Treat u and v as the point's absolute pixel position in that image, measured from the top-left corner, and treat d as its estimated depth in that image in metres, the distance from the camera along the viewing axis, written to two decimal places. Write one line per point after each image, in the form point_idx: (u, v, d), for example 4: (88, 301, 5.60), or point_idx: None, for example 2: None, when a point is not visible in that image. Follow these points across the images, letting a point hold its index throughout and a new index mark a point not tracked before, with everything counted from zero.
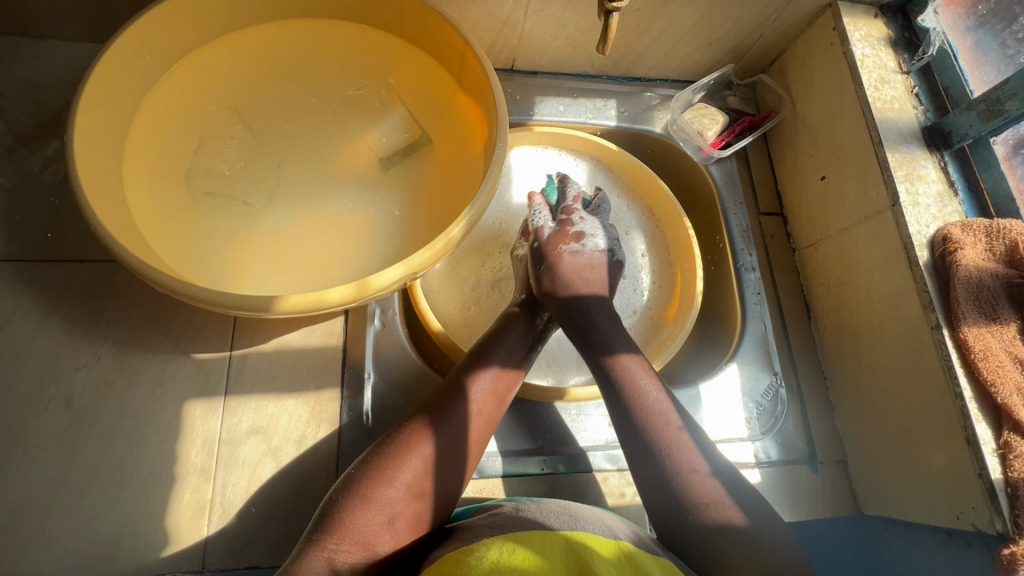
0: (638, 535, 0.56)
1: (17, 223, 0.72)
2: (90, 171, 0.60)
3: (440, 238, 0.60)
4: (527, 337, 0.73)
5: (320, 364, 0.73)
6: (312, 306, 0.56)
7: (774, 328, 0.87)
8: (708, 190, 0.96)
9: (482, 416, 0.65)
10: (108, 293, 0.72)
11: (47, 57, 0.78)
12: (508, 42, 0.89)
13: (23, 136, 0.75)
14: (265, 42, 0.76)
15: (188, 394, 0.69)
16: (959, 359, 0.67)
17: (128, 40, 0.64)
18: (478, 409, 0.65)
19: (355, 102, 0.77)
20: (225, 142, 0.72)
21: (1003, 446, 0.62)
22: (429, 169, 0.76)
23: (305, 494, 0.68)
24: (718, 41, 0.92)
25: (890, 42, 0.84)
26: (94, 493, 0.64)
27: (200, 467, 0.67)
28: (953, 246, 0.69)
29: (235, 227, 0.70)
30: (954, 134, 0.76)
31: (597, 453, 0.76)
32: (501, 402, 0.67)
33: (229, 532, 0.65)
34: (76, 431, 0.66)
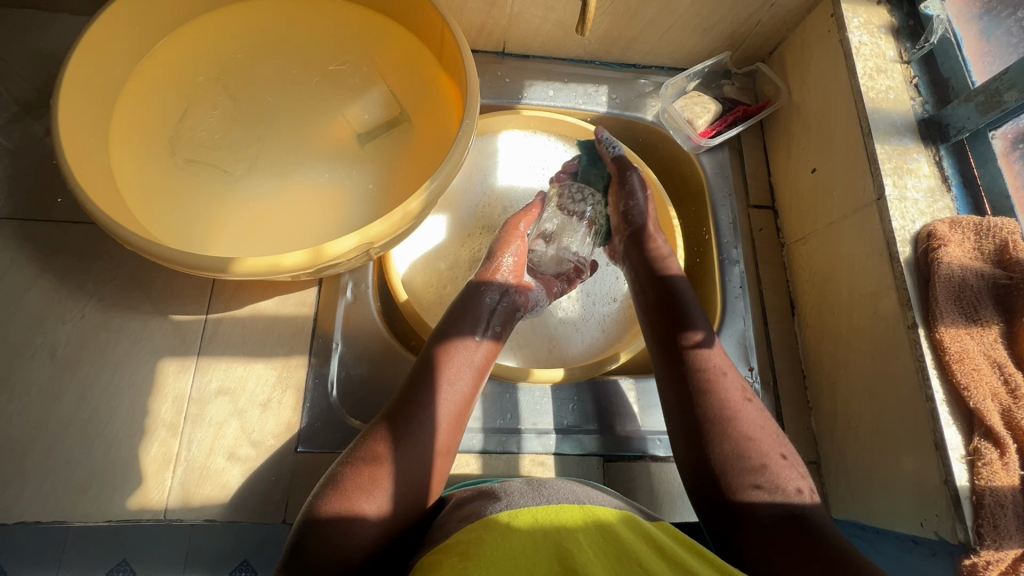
0: (605, 498, 0.56)
1: (17, 184, 0.77)
2: (74, 133, 0.63)
3: (398, 210, 0.61)
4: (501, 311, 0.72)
5: (290, 331, 0.76)
6: (267, 270, 0.58)
7: (754, 324, 0.84)
8: (698, 180, 0.94)
9: (458, 391, 0.64)
10: (96, 253, 0.76)
11: (54, 29, 0.83)
12: (497, 23, 0.89)
13: (27, 102, 0.79)
14: (255, 18, 0.78)
15: (163, 352, 0.73)
16: (934, 361, 0.64)
17: (118, 10, 0.67)
18: (453, 382, 0.64)
19: (338, 78, 0.79)
20: (210, 113, 0.75)
21: (973, 453, 0.59)
22: (405, 145, 0.77)
23: (265, 455, 0.70)
24: (713, 28, 0.90)
25: (892, 31, 0.80)
26: (69, 439, 0.68)
27: (169, 422, 0.70)
28: (937, 243, 0.66)
29: (214, 194, 0.72)
30: (951, 127, 0.73)
31: (558, 437, 0.76)
32: (478, 373, 0.66)
33: (191, 485, 0.68)
34: (58, 381, 0.70)
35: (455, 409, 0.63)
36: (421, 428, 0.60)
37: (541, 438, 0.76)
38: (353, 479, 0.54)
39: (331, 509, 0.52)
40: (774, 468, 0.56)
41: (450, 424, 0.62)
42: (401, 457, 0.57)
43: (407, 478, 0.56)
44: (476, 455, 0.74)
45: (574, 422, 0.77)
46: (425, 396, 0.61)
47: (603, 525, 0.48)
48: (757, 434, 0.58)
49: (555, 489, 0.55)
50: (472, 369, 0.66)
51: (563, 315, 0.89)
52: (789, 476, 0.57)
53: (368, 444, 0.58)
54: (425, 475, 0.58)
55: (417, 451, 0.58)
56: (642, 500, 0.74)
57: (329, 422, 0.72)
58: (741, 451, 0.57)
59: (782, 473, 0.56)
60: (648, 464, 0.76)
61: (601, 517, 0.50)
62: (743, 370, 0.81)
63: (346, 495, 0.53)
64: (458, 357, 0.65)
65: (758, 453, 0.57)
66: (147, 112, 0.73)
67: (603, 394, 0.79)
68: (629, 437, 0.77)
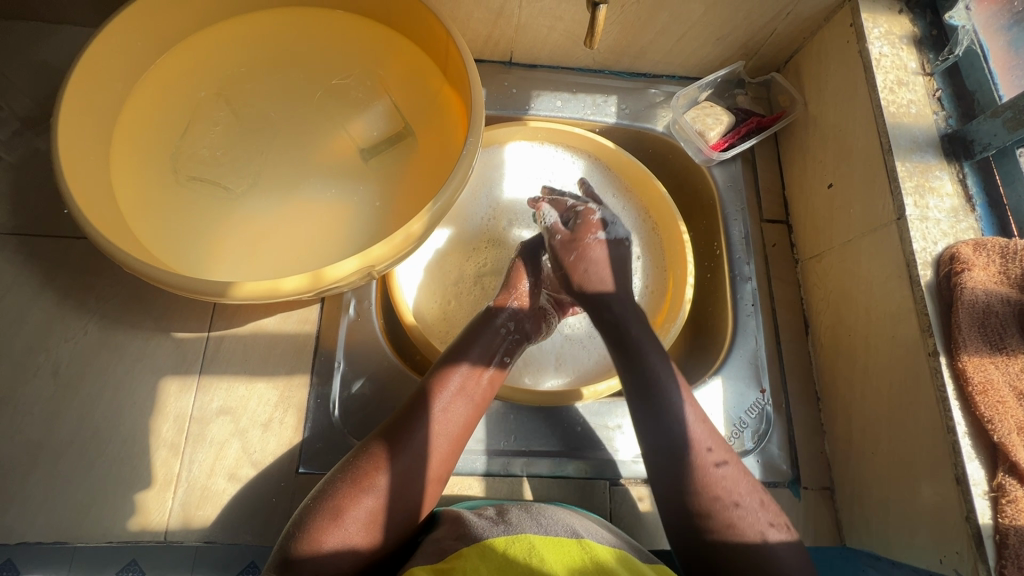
0: (598, 530, 0.55)
1: (20, 199, 0.76)
2: (74, 151, 0.63)
3: (400, 233, 0.60)
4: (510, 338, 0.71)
5: (292, 350, 0.75)
6: (266, 294, 0.57)
7: (767, 344, 0.82)
8: (709, 193, 0.91)
9: (456, 423, 0.63)
10: (98, 270, 0.75)
11: (58, 42, 0.82)
12: (504, 33, 0.87)
13: (31, 117, 0.79)
14: (258, 30, 0.77)
15: (165, 371, 0.72)
16: (956, 391, 0.61)
17: (118, 26, 0.66)
18: (451, 414, 0.63)
19: (341, 92, 0.77)
20: (213, 128, 0.74)
21: (996, 489, 0.57)
22: (409, 160, 0.75)
23: (266, 477, 0.69)
24: (726, 37, 0.87)
25: (914, 41, 0.77)
26: (70, 458, 0.68)
27: (170, 442, 0.69)
28: (960, 266, 0.63)
29: (215, 211, 0.71)
30: (976, 143, 0.70)
31: (563, 459, 0.74)
32: (477, 405, 0.65)
33: (192, 507, 0.67)
34: (60, 399, 0.70)
35: (453, 431, 0.62)
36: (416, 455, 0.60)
37: (546, 461, 0.74)
38: (347, 510, 0.54)
39: (324, 543, 0.52)
40: (728, 518, 0.56)
41: (443, 454, 0.61)
42: (396, 489, 0.57)
43: (401, 510, 0.57)
44: (479, 478, 0.73)
45: (580, 444, 0.76)
46: (421, 428, 0.60)
47: (591, 558, 0.48)
48: (719, 483, 0.58)
49: (551, 520, 0.54)
50: (473, 397, 0.65)
51: (570, 332, 0.88)
52: (753, 521, 0.56)
53: (361, 473, 0.57)
54: (417, 504, 0.58)
55: (409, 483, 0.58)
56: (650, 526, 0.72)
57: (331, 443, 0.71)
58: (705, 499, 0.57)
59: (743, 521, 0.56)
60: None
61: (591, 550, 0.49)
62: (755, 392, 0.79)
63: (332, 523, 0.54)
64: (456, 383, 0.64)
65: (718, 502, 0.57)
66: (149, 128, 0.72)
67: (609, 415, 0.78)
68: (637, 460, 0.75)
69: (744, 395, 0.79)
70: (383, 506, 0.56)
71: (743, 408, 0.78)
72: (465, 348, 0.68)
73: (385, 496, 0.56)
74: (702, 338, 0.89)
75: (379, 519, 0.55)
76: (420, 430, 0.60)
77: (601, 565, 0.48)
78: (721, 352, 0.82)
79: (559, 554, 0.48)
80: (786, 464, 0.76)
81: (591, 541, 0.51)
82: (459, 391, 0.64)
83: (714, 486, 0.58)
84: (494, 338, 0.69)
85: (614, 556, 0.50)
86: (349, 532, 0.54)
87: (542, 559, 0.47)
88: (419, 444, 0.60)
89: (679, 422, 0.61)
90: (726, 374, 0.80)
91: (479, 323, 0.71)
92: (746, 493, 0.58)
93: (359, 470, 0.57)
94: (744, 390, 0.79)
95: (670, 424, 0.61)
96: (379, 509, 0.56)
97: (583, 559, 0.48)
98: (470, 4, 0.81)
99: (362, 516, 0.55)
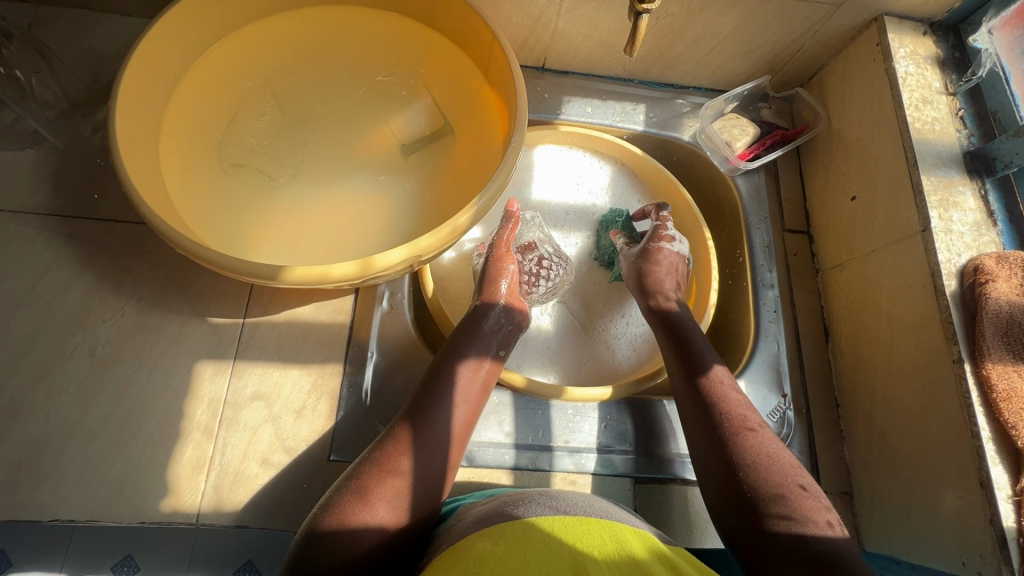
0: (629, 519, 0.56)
1: (63, 181, 0.77)
2: (128, 134, 0.64)
3: (447, 225, 0.61)
4: (504, 328, 0.74)
5: (326, 339, 0.76)
6: (316, 279, 0.58)
7: (788, 349, 0.84)
8: (733, 202, 0.94)
9: (466, 401, 0.66)
10: (137, 253, 0.76)
11: (106, 29, 0.84)
12: (540, 39, 0.89)
13: (77, 102, 0.80)
14: (304, 26, 0.79)
15: (200, 355, 0.73)
16: (980, 397, 0.63)
17: (175, 16, 0.67)
18: (461, 393, 0.66)
19: (384, 88, 0.79)
20: (257, 119, 0.76)
21: (1020, 493, 0.59)
22: (447, 158, 0.77)
23: (297, 462, 0.69)
24: (755, 52, 0.90)
25: (938, 62, 0.81)
26: (104, 439, 0.68)
27: (203, 425, 0.70)
28: (984, 278, 0.66)
29: (257, 199, 0.73)
30: (998, 161, 0.72)
31: (590, 456, 0.76)
32: (485, 388, 0.69)
33: (224, 490, 0.67)
34: (97, 379, 0.70)
35: (466, 410, 0.65)
36: (439, 437, 0.62)
37: (573, 457, 0.75)
38: (376, 491, 0.55)
39: (355, 521, 0.53)
40: (795, 501, 0.56)
41: (457, 441, 0.63)
42: (421, 471, 0.58)
43: (424, 491, 0.58)
44: (508, 471, 0.74)
45: (606, 442, 0.77)
46: (439, 412, 0.63)
47: (628, 554, 0.48)
48: (784, 470, 0.59)
49: (574, 505, 0.55)
50: (480, 382, 0.68)
51: (595, 333, 0.89)
52: (817, 509, 0.56)
53: (384, 457, 0.58)
54: (439, 487, 0.60)
55: (432, 465, 0.59)
56: (674, 522, 0.73)
57: (362, 432, 0.72)
58: (762, 482, 0.57)
59: (810, 506, 0.55)
60: (681, 488, 0.75)
61: (628, 545, 0.49)
62: (777, 397, 0.80)
63: (357, 506, 0.54)
64: (465, 374, 0.67)
65: (779, 483, 0.57)
66: (195, 116, 0.73)
67: (635, 415, 0.79)
68: (662, 460, 0.76)
69: (766, 400, 0.80)
70: (409, 487, 0.57)
71: (765, 411, 0.79)
72: (468, 342, 0.70)
73: (410, 477, 0.57)
74: (725, 343, 0.90)
75: (406, 500, 0.56)
76: (437, 419, 0.62)
77: (637, 559, 0.47)
78: (743, 357, 0.84)
79: (580, 533, 0.49)
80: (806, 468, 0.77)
81: (627, 535, 0.51)
82: (469, 384, 0.67)
83: (776, 470, 0.58)
84: (490, 335, 0.72)
85: (650, 553, 0.49)
86: (379, 511, 0.54)
87: (563, 535, 0.48)
88: (437, 432, 0.62)
89: (729, 413, 0.64)
90: (749, 378, 0.81)
91: (469, 321, 0.74)
92: (810, 484, 0.58)
93: (382, 455, 0.58)
94: (766, 394, 0.80)
95: (715, 416, 0.64)
96: (406, 491, 0.57)
97: (618, 551, 0.48)
98: (510, 9, 0.83)
99: (390, 496, 0.55)
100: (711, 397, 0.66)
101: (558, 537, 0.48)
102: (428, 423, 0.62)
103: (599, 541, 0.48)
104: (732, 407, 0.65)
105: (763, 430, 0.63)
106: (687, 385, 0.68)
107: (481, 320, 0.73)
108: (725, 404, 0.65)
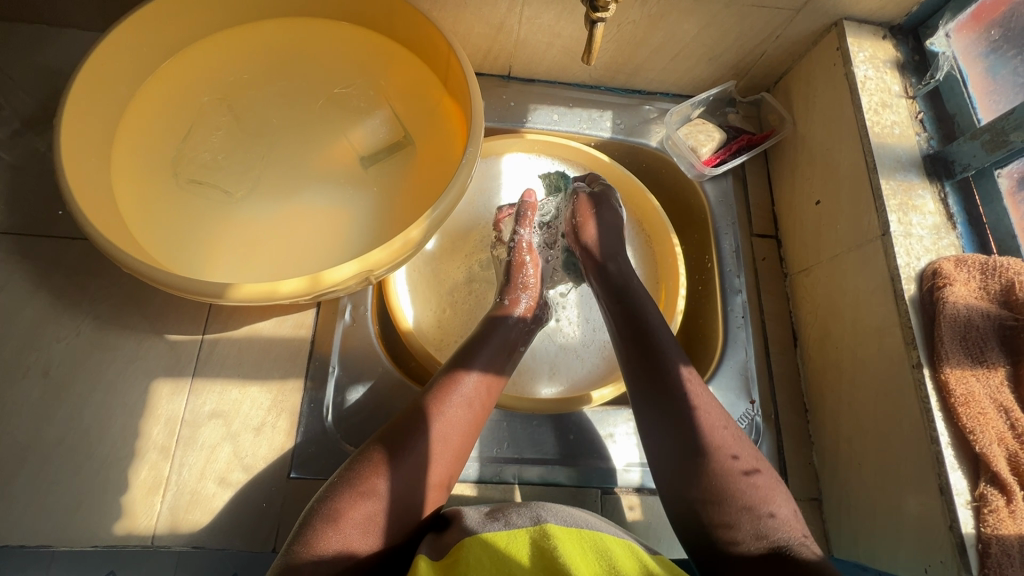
0: (604, 522, 0.54)
1: (16, 199, 0.76)
2: (74, 151, 0.63)
3: (398, 238, 0.61)
4: (509, 341, 0.73)
5: (287, 354, 0.75)
6: (264, 296, 0.58)
7: (756, 355, 0.83)
8: (701, 207, 0.93)
9: (460, 421, 0.63)
10: (93, 270, 0.75)
11: (62, 45, 0.83)
12: (503, 48, 0.89)
13: (31, 119, 0.79)
14: (261, 38, 0.78)
15: (157, 373, 0.72)
16: (939, 402, 0.63)
17: (124, 31, 0.67)
18: (456, 412, 0.63)
19: (343, 100, 0.79)
20: (212, 132, 0.75)
21: (978, 499, 0.58)
22: (408, 169, 0.76)
23: (256, 481, 0.68)
24: (719, 57, 0.90)
25: (897, 66, 0.81)
26: (57, 461, 0.67)
27: (160, 445, 0.69)
28: (942, 282, 0.65)
29: (213, 214, 0.72)
30: (957, 164, 0.72)
31: (554, 467, 0.75)
32: (483, 406, 0.66)
33: (181, 511, 0.66)
34: (50, 400, 0.69)
35: (458, 428, 0.63)
36: (421, 457, 0.59)
37: (537, 468, 0.74)
38: (346, 514, 0.53)
39: (323, 550, 0.51)
40: (760, 523, 0.54)
41: (446, 459, 0.61)
42: (398, 491, 0.57)
43: (401, 513, 0.56)
44: (471, 484, 0.73)
45: (572, 452, 0.76)
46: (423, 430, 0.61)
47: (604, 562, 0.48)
48: (749, 493, 0.56)
49: (552, 511, 0.53)
50: (473, 401, 0.65)
51: (564, 341, 0.89)
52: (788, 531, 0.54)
53: (360, 477, 0.56)
54: (417, 507, 0.58)
55: (411, 487, 0.58)
56: (639, 531, 0.73)
57: (323, 448, 0.71)
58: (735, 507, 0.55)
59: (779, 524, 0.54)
60: (646, 498, 0.74)
61: (610, 556, 0.48)
62: (745, 403, 0.80)
63: (325, 530, 0.52)
64: (460, 388, 0.65)
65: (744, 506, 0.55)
66: (150, 131, 0.73)
67: (601, 424, 0.78)
68: (628, 469, 0.75)
69: (734, 406, 0.80)
70: (383, 510, 0.55)
71: (733, 418, 0.79)
72: (471, 355, 0.69)
73: (384, 500, 0.56)
74: (695, 348, 0.90)
75: (378, 525, 0.54)
76: (421, 439, 0.60)
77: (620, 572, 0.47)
78: (711, 364, 0.83)
79: (562, 540, 0.49)
80: None
81: (610, 543, 0.50)
82: (460, 400, 0.64)
83: (742, 496, 0.56)
84: (496, 349, 0.71)
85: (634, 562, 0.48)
86: (349, 536, 0.53)
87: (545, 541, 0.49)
88: (421, 450, 0.60)
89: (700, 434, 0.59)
90: (717, 385, 0.81)
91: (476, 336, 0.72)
92: (781, 505, 0.56)
93: (358, 475, 0.56)
94: (734, 401, 0.80)
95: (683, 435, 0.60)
96: (379, 514, 0.55)
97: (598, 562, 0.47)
98: (470, 17, 0.83)
99: (361, 521, 0.54)
100: (676, 414, 0.61)
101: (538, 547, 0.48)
102: (413, 439, 0.60)
103: (579, 550, 0.48)
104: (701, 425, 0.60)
105: (736, 451, 0.59)
106: (647, 399, 0.63)
107: (490, 334, 0.72)
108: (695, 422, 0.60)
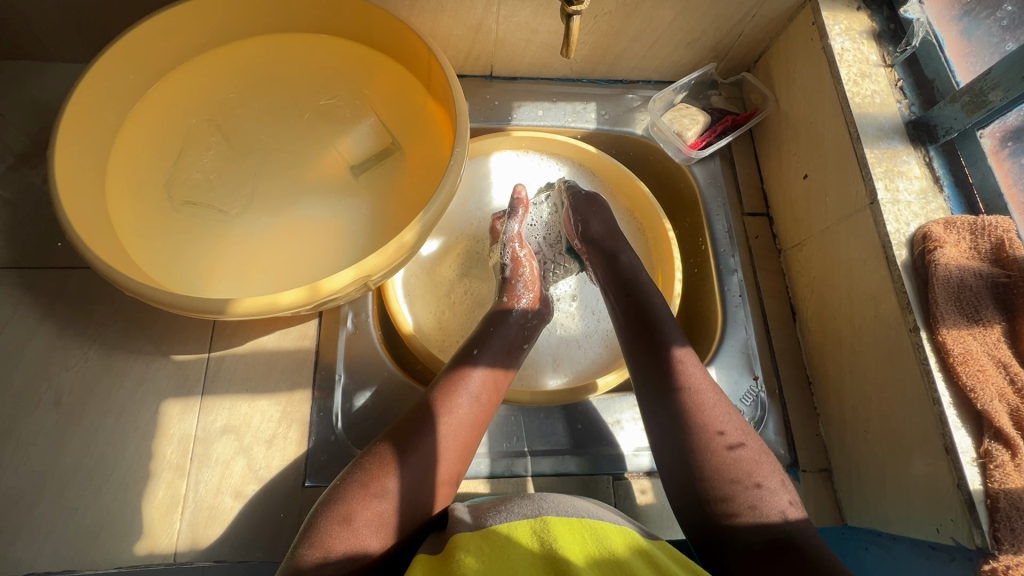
0: (607, 514, 0.55)
1: (15, 234, 0.77)
2: (69, 182, 0.64)
3: (393, 242, 0.61)
4: (516, 337, 0.75)
5: (293, 365, 0.76)
6: (265, 308, 0.59)
7: (756, 333, 0.84)
8: (691, 190, 0.94)
9: (466, 423, 0.64)
10: (97, 297, 0.76)
11: (48, 78, 0.84)
12: (483, 48, 0.90)
13: (23, 155, 0.80)
14: (242, 58, 0.79)
15: (167, 393, 0.73)
16: (938, 362, 0.63)
17: (109, 60, 0.67)
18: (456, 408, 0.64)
19: (329, 111, 0.80)
20: (202, 153, 0.76)
21: (984, 455, 0.59)
22: (399, 174, 0.77)
23: (272, 492, 0.69)
24: (697, 41, 0.91)
25: (874, 35, 0.82)
26: (74, 487, 0.68)
27: (174, 464, 0.70)
28: (932, 244, 0.66)
29: (209, 233, 0.73)
30: (940, 128, 0.73)
31: (564, 457, 0.76)
32: (485, 404, 0.66)
33: (200, 527, 0.67)
34: (65, 428, 0.70)
35: (463, 433, 0.63)
36: (425, 457, 0.60)
37: (548, 459, 0.75)
38: (356, 515, 0.54)
39: (335, 550, 0.51)
40: (743, 499, 0.56)
41: (455, 456, 0.62)
42: (407, 491, 0.57)
43: (412, 512, 0.57)
44: (484, 480, 0.74)
45: (582, 440, 0.77)
46: (430, 433, 0.61)
47: (608, 551, 0.48)
48: (734, 468, 0.58)
49: (553, 503, 0.54)
50: (479, 400, 0.66)
51: (564, 332, 0.90)
52: (772, 499, 0.57)
53: (369, 478, 0.57)
54: (427, 503, 0.59)
55: (421, 487, 0.58)
56: (655, 514, 0.73)
57: (335, 453, 0.72)
58: (718, 483, 0.57)
59: (764, 498, 0.56)
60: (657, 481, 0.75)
61: (609, 545, 0.49)
62: (748, 379, 0.80)
63: (328, 532, 0.53)
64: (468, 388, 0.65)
65: (736, 477, 0.57)
66: (143, 157, 0.74)
67: (608, 411, 0.78)
68: (638, 453, 0.76)
69: (738, 384, 0.80)
70: (394, 509, 0.56)
71: (737, 396, 0.79)
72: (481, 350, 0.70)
73: (395, 499, 0.56)
74: (696, 330, 0.90)
75: (390, 522, 0.55)
76: (429, 437, 0.61)
77: (621, 564, 0.47)
78: (712, 345, 0.84)
79: (564, 533, 0.49)
80: (783, 448, 0.77)
81: (608, 531, 0.51)
82: (471, 398, 0.65)
83: (729, 472, 0.58)
84: (507, 339, 0.73)
85: (632, 550, 0.49)
86: (362, 536, 0.53)
87: (548, 535, 0.49)
88: (427, 449, 0.60)
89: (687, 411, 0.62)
90: (719, 365, 0.81)
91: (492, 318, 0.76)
92: (767, 474, 0.58)
93: (368, 474, 0.57)
94: (737, 378, 0.81)
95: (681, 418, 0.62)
96: (390, 513, 0.56)
97: (598, 552, 0.48)
98: (448, 20, 0.83)
99: (373, 520, 0.54)
100: (679, 390, 0.63)
101: (539, 542, 0.48)
102: (419, 437, 0.60)
103: (578, 541, 0.49)
104: (690, 399, 0.63)
105: (721, 427, 0.61)
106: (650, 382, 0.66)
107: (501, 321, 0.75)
108: (680, 397, 0.63)
